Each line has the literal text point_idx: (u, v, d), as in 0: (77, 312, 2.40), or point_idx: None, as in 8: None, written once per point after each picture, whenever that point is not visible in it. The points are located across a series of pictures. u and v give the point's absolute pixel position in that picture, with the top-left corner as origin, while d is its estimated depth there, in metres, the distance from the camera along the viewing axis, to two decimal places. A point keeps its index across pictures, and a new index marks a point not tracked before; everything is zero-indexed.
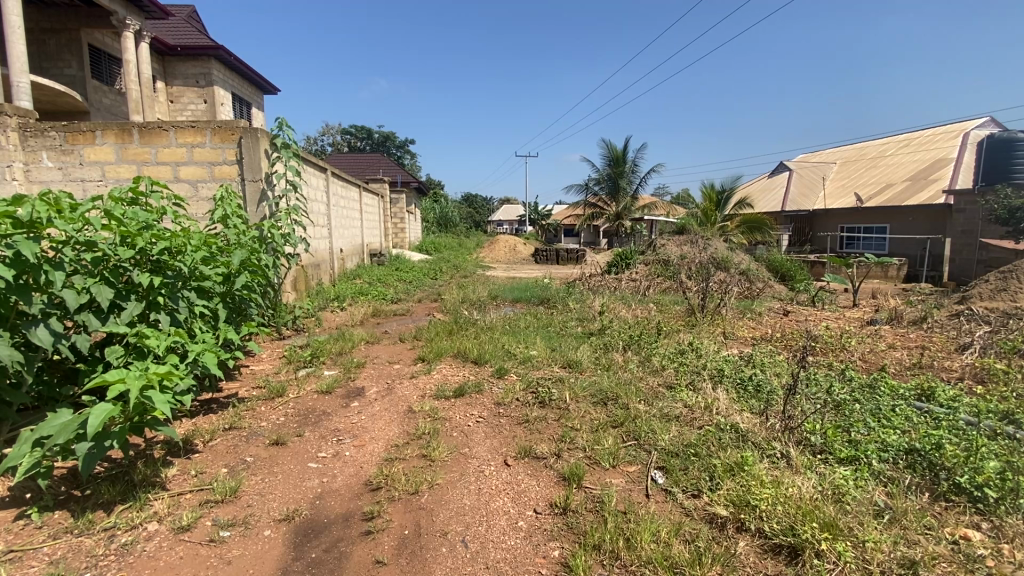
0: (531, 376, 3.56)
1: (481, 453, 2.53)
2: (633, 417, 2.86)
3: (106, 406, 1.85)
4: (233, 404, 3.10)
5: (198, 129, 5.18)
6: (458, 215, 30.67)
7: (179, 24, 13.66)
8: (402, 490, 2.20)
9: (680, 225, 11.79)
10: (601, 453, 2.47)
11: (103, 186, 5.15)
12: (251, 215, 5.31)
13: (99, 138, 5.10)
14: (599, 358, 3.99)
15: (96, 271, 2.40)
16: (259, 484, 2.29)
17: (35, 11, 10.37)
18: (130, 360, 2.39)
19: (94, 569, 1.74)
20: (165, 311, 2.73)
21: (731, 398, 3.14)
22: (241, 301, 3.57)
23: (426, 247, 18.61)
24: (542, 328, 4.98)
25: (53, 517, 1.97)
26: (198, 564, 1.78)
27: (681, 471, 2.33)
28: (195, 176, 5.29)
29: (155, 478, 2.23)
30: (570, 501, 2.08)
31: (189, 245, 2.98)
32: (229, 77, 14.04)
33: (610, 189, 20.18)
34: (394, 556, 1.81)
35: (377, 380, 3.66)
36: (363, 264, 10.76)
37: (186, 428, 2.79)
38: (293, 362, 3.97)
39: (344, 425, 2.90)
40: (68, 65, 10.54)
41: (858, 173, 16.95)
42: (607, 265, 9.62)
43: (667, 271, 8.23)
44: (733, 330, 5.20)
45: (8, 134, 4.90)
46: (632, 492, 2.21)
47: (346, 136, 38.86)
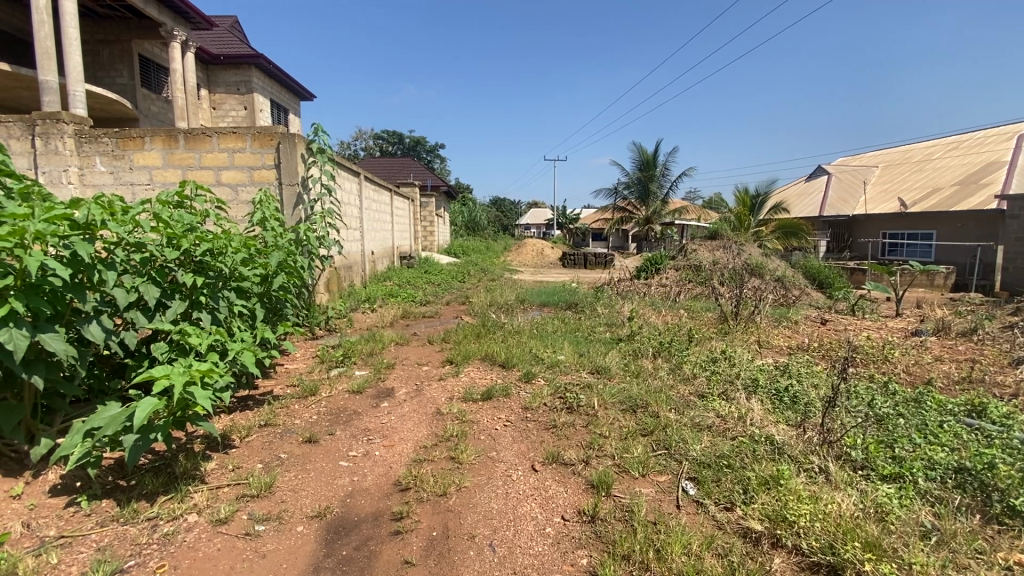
0: (558, 381, 3.53)
1: (508, 458, 2.53)
2: (663, 425, 2.81)
3: (151, 400, 1.93)
4: (268, 401, 3.20)
5: (240, 135, 5.39)
6: (486, 219, 30.98)
7: (222, 34, 14.26)
8: (430, 492, 2.22)
9: (713, 229, 11.56)
10: (631, 461, 2.43)
11: (150, 190, 5.39)
12: (289, 217, 5.48)
13: (148, 144, 5.34)
14: (627, 363, 3.95)
15: (145, 271, 2.52)
16: (292, 480, 2.34)
17: (92, 23, 11.02)
18: (173, 357, 2.50)
19: (138, 557, 1.82)
20: (206, 310, 2.85)
21: (766, 408, 3.06)
22: (278, 302, 3.70)
23: (454, 249, 18.83)
24: (569, 333, 4.96)
25: (101, 505, 2.07)
26: (234, 558, 1.83)
27: (713, 483, 2.27)
28: (235, 180, 5.49)
29: (195, 471, 2.32)
30: (599, 510, 2.05)
31: (231, 247, 3.10)
32: (268, 84, 14.55)
33: (640, 194, 19.97)
34: (423, 557, 1.83)
35: (406, 381, 3.72)
36: (394, 266, 11.00)
37: (225, 423, 2.89)
38: (325, 362, 4.06)
39: (374, 426, 2.94)
40: (120, 74, 11.17)
41: (903, 177, 16.27)
42: (635, 270, 9.46)
43: (697, 277, 8.07)
44: (767, 339, 5.04)
45: (65, 140, 5.19)
46: (663, 502, 2.16)
47: (379, 141, 39.89)
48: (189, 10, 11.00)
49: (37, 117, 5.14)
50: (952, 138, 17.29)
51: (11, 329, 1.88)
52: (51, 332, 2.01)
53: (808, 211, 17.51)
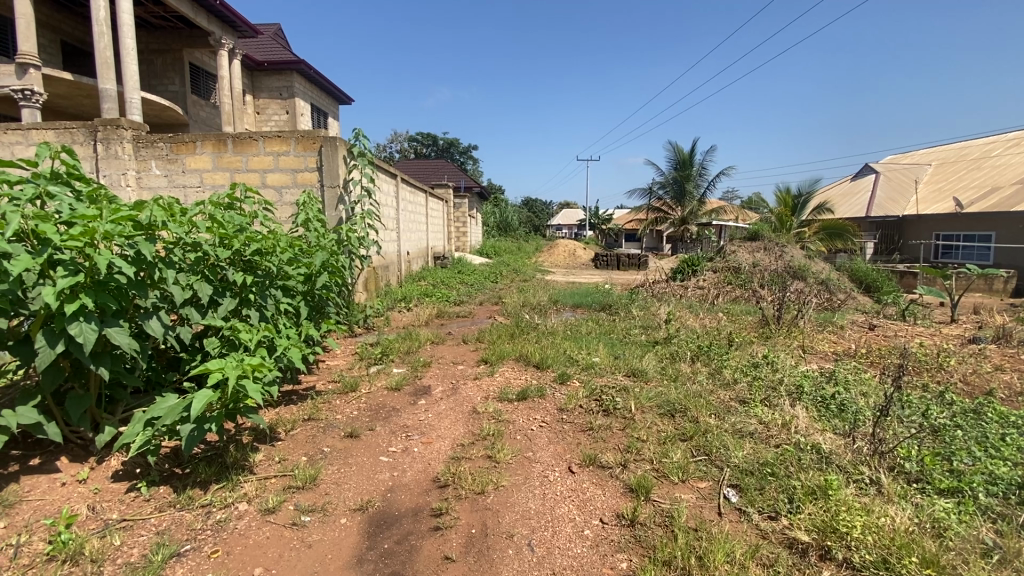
0: (594, 383, 3.49)
1: (545, 458, 2.53)
2: (703, 431, 2.75)
3: (206, 392, 2.02)
4: (311, 396, 3.30)
5: (284, 138, 5.59)
6: (518, 220, 31.04)
7: (266, 42, 14.83)
8: (468, 490, 2.24)
9: (753, 230, 11.22)
10: (670, 467, 2.39)
11: (201, 192, 5.66)
12: (330, 217, 5.65)
13: (199, 148, 5.60)
14: (664, 367, 3.88)
15: (199, 269, 2.64)
16: (335, 474, 2.41)
17: (148, 34, 11.66)
18: (224, 351, 2.62)
19: (193, 542, 1.91)
20: (254, 307, 2.97)
21: (811, 416, 2.95)
22: (321, 300, 3.83)
23: (487, 249, 18.96)
24: (604, 335, 4.91)
25: (159, 491, 2.19)
26: (282, 546, 1.90)
27: (757, 491, 2.21)
28: (280, 183, 5.69)
29: (244, 461, 2.42)
30: (638, 513, 2.03)
31: (278, 247, 3.23)
32: (309, 89, 15.03)
33: (676, 194, 19.59)
34: (462, 554, 1.85)
35: (442, 379, 3.77)
36: (428, 266, 11.15)
37: (271, 416, 3.00)
38: (364, 359, 4.16)
39: (413, 422, 3.00)
40: (172, 81, 11.78)
41: (959, 176, 15.41)
42: (671, 271, 9.26)
43: (735, 280, 7.87)
44: (811, 344, 4.86)
45: (124, 145, 5.50)
46: (704, 509, 2.12)
47: (413, 143, 40.64)
48: (237, 19, 11.49)
49: (99, 124, 5.46)
50: (1014, 134, 16.28)
51: (80, 323, 2.01)
52: (117, 327, 2.14)
53: (852, 211, 16.88)
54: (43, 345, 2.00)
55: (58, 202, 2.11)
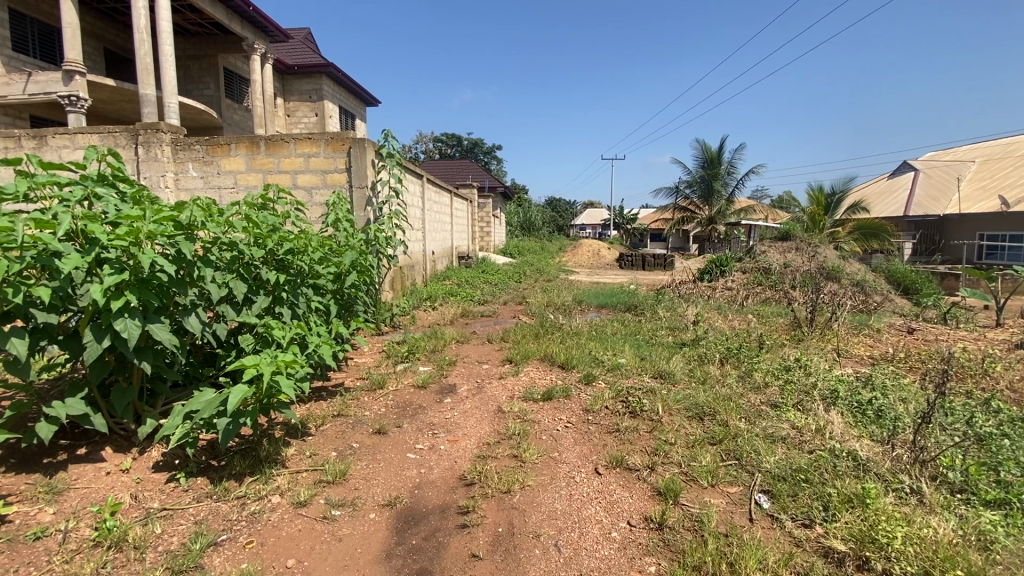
0: (620, 384, 3.46)
1: (572, 459, 2.52)
2: (733, 435, 2.70)
3: (242, 387, 2.08)
4: (340, 393, 3.37)
5: (315, 140, 5.71)
6: (542, 220, 30.98)
7: (297, 46, 15.20)
8: (495, 488, 2.25)
9: (784, 230, 10.94)
10: (699, 470, 2.35)
11: (235, 193, 5.83)
12: (359, 218, 5.75)
13: (233, 150, 5.77)
14: (692, 369, 3.81)
15: (234, 268, 2.72)
16: (364, 469, 2.46)
17: (185, 40, 12.10)
18: (258, 348, 2.70)
19: (229, 532, 1.98)
20: (287, 305, 3.05)
21: (846, 422, 2.86)
22: (350, 298, 3.91)
23: (510, 249, 18.98)
24: (630, 336, 4.86)
25: (196, 482, 2.27)
26: (314, 539, 1.95)
27: (790, 498, 2.16)
28: (311, 183, 5.82)
29: (277, 455, 2.48)
30: (667, 517, 2.01)
31: (309, 246, 3.31)
32: (337, 91, 15.34)
33: (703, 193, 19.25)
34: (489, 552, 1.86)
35: (468, 378, 3.79)
36: (453, 266, 11.23)
37: (302, 411, 3.08)
38: (391, 356, 4.23)
39: (439, 420, 3.03)
40: (207, 86, 12.21)
41: (1005, 173, 14.69)
42: (699, 271, 9.10)
43: (765, 280, 7.69)
44: (845, 347, 4.72)
45: (163, 148, 5.72)
46: (734, 514, 2.08)
47: (438, 144, 41.10)
48: (269, 25, 11.81)
49: (139, 128, 5.68)
50: None
51: (125, 319, 2.10)
52: (158, 323, 2.22)
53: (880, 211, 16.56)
54: (91, 339, 2.09)
55: (104, 203, 2.20)
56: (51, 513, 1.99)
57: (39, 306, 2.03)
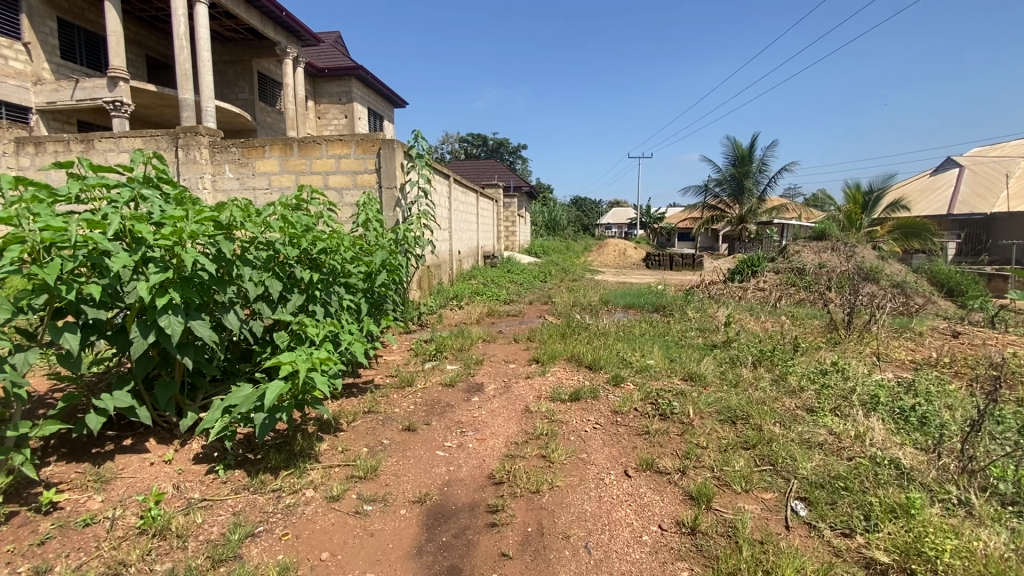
0: (649, 386, 3.41)
1: (600, 461, 2.50)
2: (767, 440, 2.63)
3: (279, 383, 2.15)
4: (370, 389, 3.43)
5: (346, 142, 5.82)
6: (567, 219, 30.81)
7: (327, 49, 15.55)
8: (523, 488, 2.25)
9: (820, 229, 10.61)
10: (732, 475, 2.30)
11: (269, 194, 5.98)
12: (388, 218, 5.83)
13: (268, 152, 5.92)
14: (724, 372, 3.73)
15: (270, 267, 2.80)
16: (394, 465, 2.49)
17: (222, 45, 12.50)
18: (293, 345, 2.77)
19: (266, 524, 2.03)
20: (320, 304, 3.12)
21: (888, 429, 2.76)
22: (380, 297, 3.98)
23: (536, 249, 18.95)
24: (659, 337, 4.78)
25: (234, 474, 2.34)
26: (347, 533, 1.98)
27: (828, 506, 2.09)
28: (342, 184, 5.93)
29: (310, 450, 2.54)
30: (699, 522, 1.97)
31: (341, 246, 3.38)
32: (366, 94, 15.62)
33: (733, 191, 18.83)
34: (519, 552, 1.86)
35: (495, 377, 3.81)
36: (479, 266, 11.27)
37: (334, 407, 3.14)
38: (419, 355, 4.28)
39: (467, 418, 3.05)
40: (242, 90, 12.59)
41: None
42: (729, 271, 8.91)
43: (799, 282, 7.46)
44: (885, 351, 4.54)
45: (202, 150, 5.92)
46: (770, 521, 2.03)
47: (464, 144, 41.42)
48: (300, 29, 12.08)
49: (179, 131, 5.89)
50: None
51: (169, 316, 2.18)
52: (199, 319, 2.30)
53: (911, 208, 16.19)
54: (137, 335, 2.17)
55: (150, 204, 2.29)
56: (99, 501, 2.08)
57: (90, 303, 2.12)
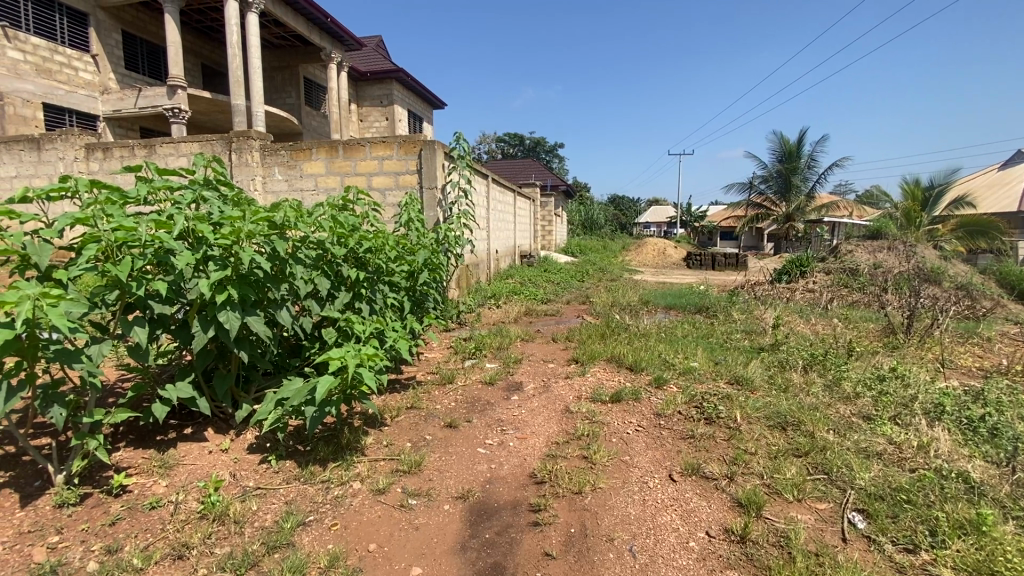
0: (693, 389, 3.33)
1: (644, 464, 2.46)
2: (821, 447, 2.52)
3: (329, 377, 2.22)
4: (413, 386, 3.49)
5: (389, 143, 5.95)
6: (605, 219, 30.44)
7: (370, 54, 15.98)
8: (566, 488, 2.24)
9: (874, 229, 10.08)
10: (784, 483, 2.21)
11: (315, 194, 6.19)
12: (429, 217, 5.93)
13: (315, 154, 6.12)
14: (772, 375, 3.60)
15: (320, 265, 2.89)
16: (437, 461, 2.53)
17: (271, 52, 13.02)
18: (340, 340, 2.86)
19: (316, 514, 2.10)
20: (366, 302, 3.21)
21: (954, 439, 2.59)
22: (422, 295, 4.06)
23: (573, 248, 18.81)
24: (702, 339, 4.66)
25: (285, 464, 2.44)
26: (393, 526, 2.03)
27: (889, 519, 1.99)
28: (384, 185, 6.06)
29: (356, 443, 2.61)
30: (750, 530, 1.91)
31: (386, 245, 3.47)
32: (406, 96, 15.94)
33: (780, 188, 18.12)
34: (563, 552, 1.86)
35: (534, 376, 3.81)
36: (516, 265, 11.30)
37: (379, 402, 3.22)
38: (460, 353, 4.32)
39: (507, 417, 3.06)
40: (289, 95, 13.09)
41: None
42: (775, 272, 8.63)
43: (853, 283, 7.11)
44: (949, 358, 4.27)
45: (253, 153, 6.17)
46: (825, 532, 1.94)
47: (501, 144, 41.75)
48: (344, 35, 12.44)
49: (233, 135, 6.17)
50: None
51: (228, 311, 2.29)
52: (254, 315, 2.40)
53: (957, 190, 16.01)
54: (198, 329, 2.30)
55: (210, 205, 2.40)
56: (164, 485, 2.22)
57: (156, 299, 2.25)
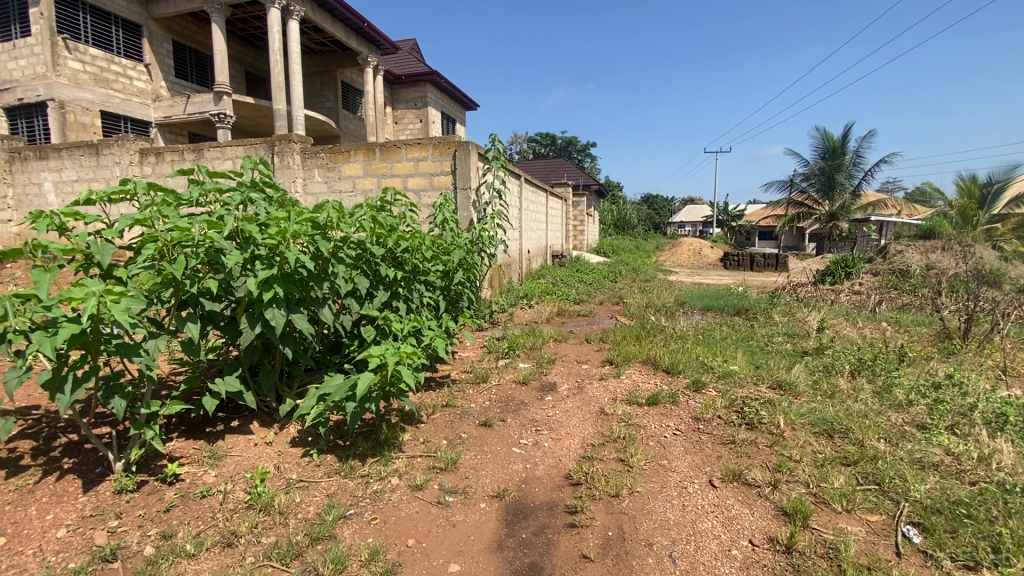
0: (733, 393, 3.24)
1: (683, 468, 2.41)
2: (872, 457, 2.41)
3: (369, 374, 2.27)
4: (448, 384, 3.53)
5: (424, 144, 6.04)
6: (638, 219, 30.01)
7: (405, 57, 16.26)
8: (603, 491, 2.22)
9: (928, 228, 9.58)
10: (831, 493, 2.13)
11: (353, 196, 6.33)
12: (464, 218, 5.99)
13: (353, 157, 6.27)
14: (817, 381, 3.47)
15: (359, 265, 2.97)
16: (473, 459, 2.56)
17: (310, 57, 13.40)
18: (379, 338, 2.93)
19: (356, 507, 2.15)
20: (402, 301, 3.27)
21: (1018, 452, 2.44)
22: (456, 294, 4.10)
23: (606, 248, 18.62)
24: (742, 342, 4.53)
25: (326, 458, 2.50)
26: (431, 522, 2.06)
27: (947, 534, 1.89)
28: (420, 186, 6.15)
29: (394, 439, 2.66)
30: (796, 540, 1.84)
31: (422, 244, 3.52)
32: (439, 98, 16.13)
33: (823, 185, 17.45)
34: (601, 555, 1.85)
35: (568, 377, 3.79)
36: (548, 265, 11.28)
37: (415, 400, 3.27)
38: (493, 352, 4.35)
39: (541, 417, 3.06)
40: (327, 99, 13.45)
41: None
42: (819, 273, 8.46)
43: (903, 286, 6.78)
44: (1012, 365, 4.02)
45: (295, 157, 6.36)
46: (877, 546, 1.86)
47: (533, 144, 41.79)
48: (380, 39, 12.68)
49: (276, 139, 6.37)
50: None
51: (274, 309, 2.37)
52: (298, 313, 2.48)
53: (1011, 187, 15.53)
54: (246, 326, 2.38)
55: (257, 206, 2.49)
56: (214, 475, 2.31)
57: (207, 296, 2.35)
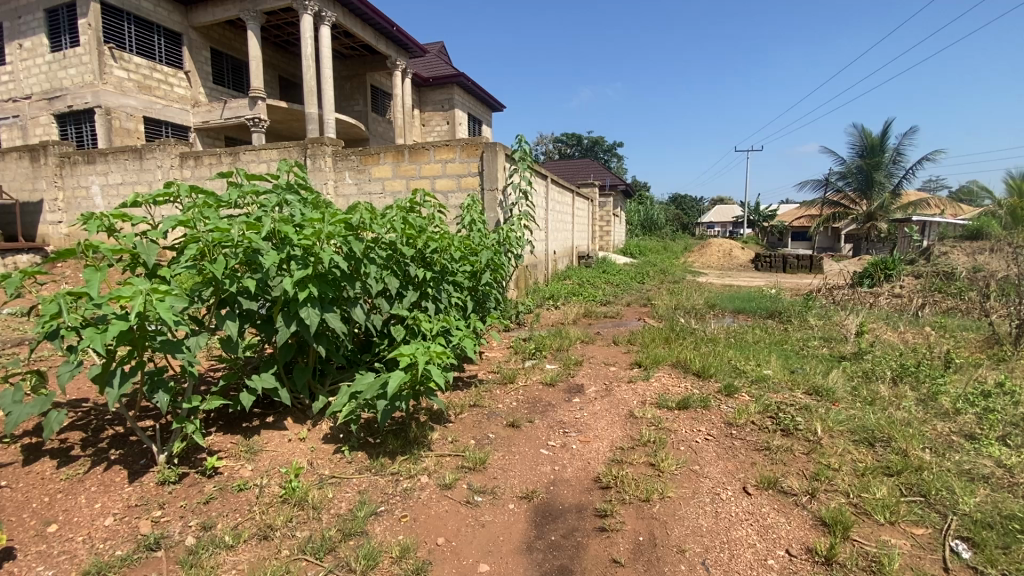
0: (767, 398, 3.15)
1: (715, 474, 2.36)
2: (916, 467, 2.31)
3: (400, 373, 2.30)
4: (475, 384, 3.55)
5: (451, 146, 6.09)
6: (666, 219, 29.54)
7: (432, 60, 16.45)
8: (633, 495, 2.19)
9: (975, 228, 9.13)
10: (873, 503, 2.05)
11: (382, 198, 6.43)
12: (490, 219, 6.02)
13: (382, 159, 6.36)
14: (856, 387, 3.35)
15: (390, 265, 3.01)
16: (502, 459, 2.56)
17: (341, 62, 13.69)
18: (408, 338, 2.96)
19: (387, 504, 2.18)
20: (432, 301, 3.30)
21: None
22: (484, 295, 4.12)
23: (632, 249, 18.39)
24: (775, 346, 4.41)
25: (357, 455, 2.55)
26: (460, 521, 2.07)
27: (999, 550, 1.80)
28: (447, 187, 6.21)
29: (423, 438, 2.69)
30: (836, 552, 1.79)
31: (451, 245, 3.55)
32: (466, 100, 16.26)
33: (861, 185, 16.87)
34: (631, 560, 1.83)
35: (595, 379, 3.76)
36: (575, 266, 11.21)
37: (443, 399, 3.29)
38: (520, 353, 4.35)
39: (569, 419, 3.04)
40: (357, 102, 13.73)
41: None
42: (857, 275, 8.16)
43: (947, 289, 6.49)
44: None
45: (326, 159, 6.49)
46: (923, 560, 1.79)
47: (559, 144, 41.69)
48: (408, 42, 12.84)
49: (308, 143, 6.52)
50: None
51: (309, 308, 2.42)
52: (332, 312, 2.53)
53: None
54: (282, 324, 2.44)
55: (293, 208, 2.56)
56: (250, 469, 2.38)
57: (245, 295, 2.42)
